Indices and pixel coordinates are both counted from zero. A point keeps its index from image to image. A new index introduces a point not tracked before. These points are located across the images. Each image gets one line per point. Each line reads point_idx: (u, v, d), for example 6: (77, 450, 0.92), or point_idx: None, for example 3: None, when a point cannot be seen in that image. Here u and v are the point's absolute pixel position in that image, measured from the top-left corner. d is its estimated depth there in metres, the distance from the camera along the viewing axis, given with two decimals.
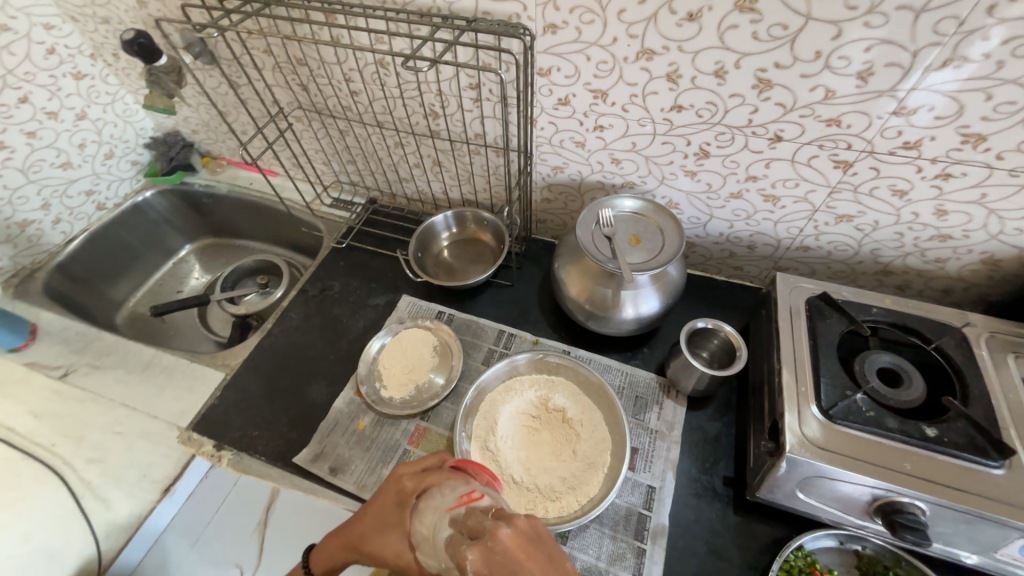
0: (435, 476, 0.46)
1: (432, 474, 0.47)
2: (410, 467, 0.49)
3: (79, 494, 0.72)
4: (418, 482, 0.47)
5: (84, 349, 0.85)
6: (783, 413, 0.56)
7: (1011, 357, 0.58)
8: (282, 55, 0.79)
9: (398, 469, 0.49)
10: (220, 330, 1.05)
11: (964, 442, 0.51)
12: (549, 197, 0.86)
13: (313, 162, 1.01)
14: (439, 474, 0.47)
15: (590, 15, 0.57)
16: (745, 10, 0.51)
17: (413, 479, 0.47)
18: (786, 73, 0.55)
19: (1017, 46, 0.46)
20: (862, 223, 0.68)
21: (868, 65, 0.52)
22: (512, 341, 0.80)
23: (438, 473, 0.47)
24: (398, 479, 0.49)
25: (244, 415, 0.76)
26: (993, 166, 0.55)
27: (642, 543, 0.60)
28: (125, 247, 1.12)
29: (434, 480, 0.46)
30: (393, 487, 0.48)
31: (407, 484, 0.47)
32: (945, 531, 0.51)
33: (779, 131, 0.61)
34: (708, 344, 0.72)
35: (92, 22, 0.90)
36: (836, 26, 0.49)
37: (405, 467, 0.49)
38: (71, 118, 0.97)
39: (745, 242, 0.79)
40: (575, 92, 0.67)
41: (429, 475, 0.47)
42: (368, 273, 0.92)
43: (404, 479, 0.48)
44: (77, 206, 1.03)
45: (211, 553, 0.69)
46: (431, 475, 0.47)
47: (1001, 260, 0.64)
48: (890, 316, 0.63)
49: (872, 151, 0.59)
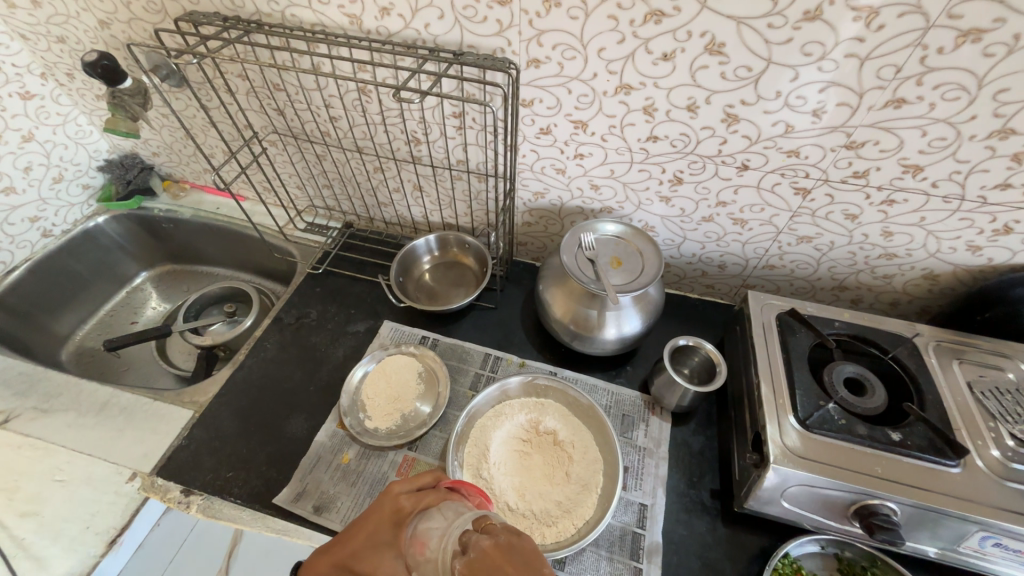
0: (432, 496, 0.47)
1: (429, 494, 0.47)
2: (403, 487, 0.49)
3: (10, 556, 0.63)
4: (416, 500, 0.46)
5: (28, 392, 0.78)
6: (765, 425, 0.59)
7: (956, 363, 0.64)
8: (259, 80, 0.78)
9: (393, 487, 0.48)
10: (182, 363, 0.98)
11: (925, 444, 0.56)
12: (530, 221, 0.87)
13: (287, 186, 0.99)
14: (435, 493, 0.47)
15: (572, 52, 0.60)
16: (714, 52, 0.56)
17: (410, 497, 0.47)
18: (750, 109, 0.60)
19: (945, 91, 0.52)
20: (820, 244, 0.74)
21: (822, 104, 0.57)
22: (499, 364, 0.80)
23: (434, 493, 0.47)
24: (393, 497, 0.47)
25: (215, 456, 0.71)
26: (930, 193, 0.62)
27: (638, 562, 0.60)
28: (72, 277, 1.03)
29: (431, 500, 0.46)
30: (388, 504, 0.46)
31: (406, 502, 0.46)
32: (915, 529, 0.55)
33: (746, 160, 0.66)
34: (689, 361, 0.75)
35: (45, 40, 0.85)
36: (794, 69, 0.55)
37: (400, 486, 0.48)
38: (16, 140, 0.90)
39: (716, 262, 0.83)
40: (557, 122, 0.69)
41: (426, 495, 0.47)
42: (347, 299, 0.90)
43: (399, 498, 0.47)
44: (19, 233, 0.95)
45: None
46: (428, 495, 0.47)
47: (939, 275, 0.72)
48: (850, 329, 0.69)
49: (827, 179, 0.65)
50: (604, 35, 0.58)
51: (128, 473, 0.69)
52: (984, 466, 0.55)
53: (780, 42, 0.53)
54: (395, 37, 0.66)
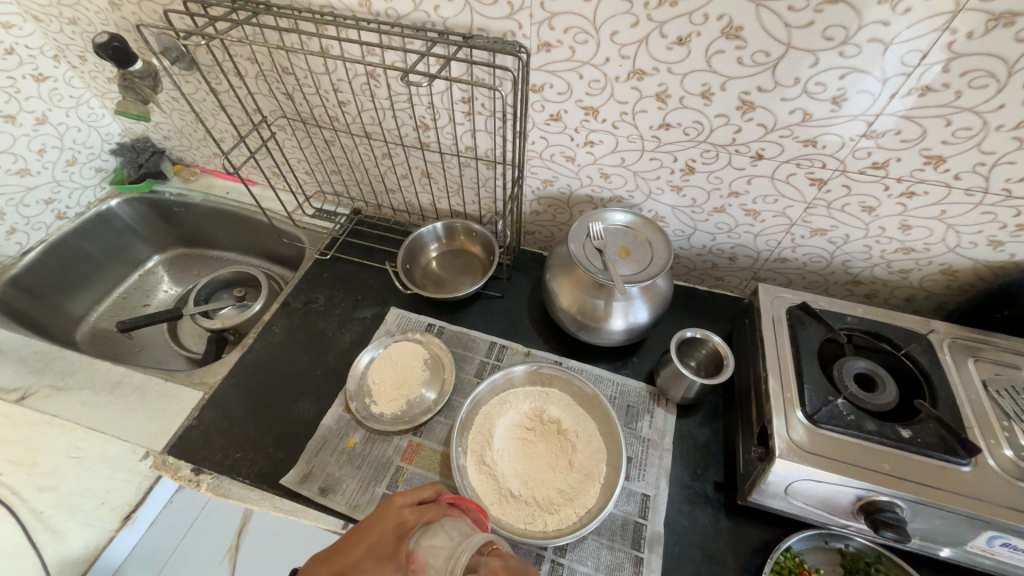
0: (434, 510, 0.48)
1: (432, 509, 0.48)
2: (406, 499, 0.49)
3: (30, 527, 0.66)
4: (420, 514, 0.47)
5: (43, 370, 0.80)
6: (771, 419, 0.58)
7: (971, 361, 0.63)
8: (267, 63, 0.78)
9: (396, 498, 0.48)
10: (193, 346, 1.00)
11: (935, 441, 0.55)
12: (538, 209, 0.87)
13: (296, 171, 0.99)
14: (437, 508, 0.49)
15: (584, 35, 0.59)
16: (731, 36, 0.54)
17: (413, 511, 0.47)
18: (767, 96, 0.58)
19: (973, 78, 0.50)
20: (834, 237, 0.72)
21: (842, 91, 0.55)
22: (504, 353, 0.80)
23: (436, 508, 0.49)
24: (397, 509, 0.47)
25: (225, 436, 0.72)
26: (951, 185, 0.60)
27: (640, 552, 0.61)
28: (85, 259, 1.05)
29: (435, 515, 0.48)
30: (392, 518, 0.46)
31: (409, 516, 0.46)
32: (922, 527, 0.55)
33: (761, 149, 0.64)
34: (696, 353, 0.75)
35: (57, 22, 0.85)
36: (814, 54, 0.53)
37: (404, 498, 0.48)
38: (30, 122, 0.91)
39: (727, 254, 0.82)
40: (567, 109, 0.68)
41: (430, 509, 0.48)
42: (354, 286, 0.90)
43: (404, 510, 0.47)
44: (35, 215, 0.96)
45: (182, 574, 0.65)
46: (431, 509, 0.48)
47: (958, 271, 0.70)
48: (864, 324, 0.67)
49: (844, 170, 0.63)
50: (617, 18, 0.56)
51: (141, 451, 0.71)
52: (995, 466, 0.54)
53: (800, 25, 0.51)
54: (404, 19, 0.65)
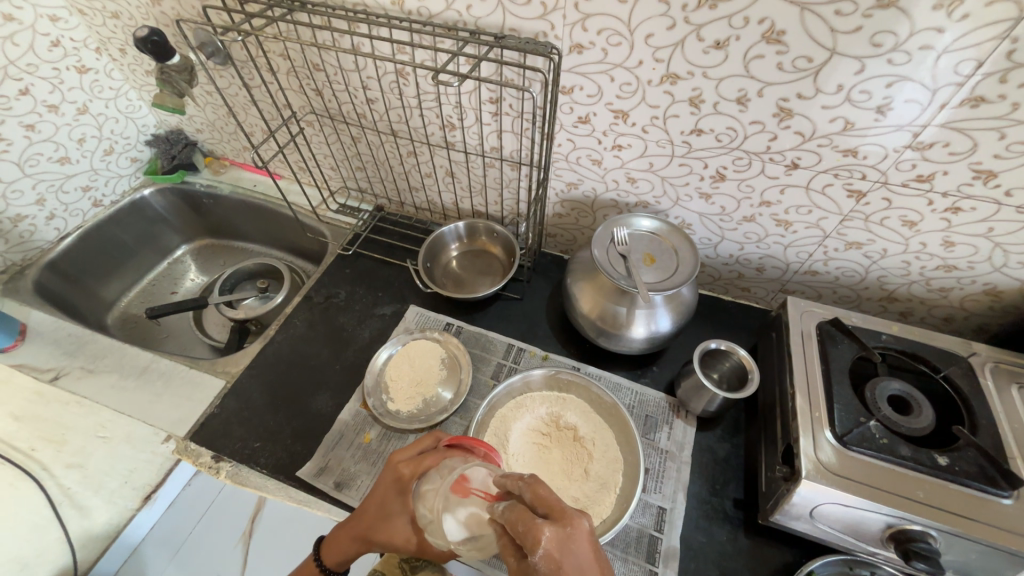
0: (429, 459, 0.52)
1: (427, 457, 0.52)
2: (405, 454, 0.54)
3: (59, 502, 0.69)
4: (416, 465, 0.52)
5: (76, 352, 0.82)
6: (798, 438, 0.56)
7: (1015, 387, 0.60)
8: (299, 60, 0.78)
9: (394, 457, 0.54)
10: (217, 334, 1.02)
11: (975, 471, 0.52)
12: (561, 212, 0.86)
13: (322, 167, 1.00)
14: (433, 456, 0.52)
15: (618, 37, 0.58)
16: (772, 41, 0.52)
17: (410, 464, 0.53)
18: (807, 104, 0.56)
19: None
20: (870, 251, 0.69)
21: (888, 99, 0.53)
22: (522, 356, 0.80)
23: (432, 456, 0.52)
24: (396, 465, 0.53)
25: (245, 426, 0.73)
26: (1001, 202, 0.57)
27: (654, 565, 0.59)
28: (118, 246, 1.08)
29: (430, 463, 0.52)
30: (392, 473, 0.53)
31: (405, 471, 0.52)
32: (957, 560, 0.52)
33: (797, 158, 0.62)
34: (719, 366, 0.73)
35: (101, 17, 0.88)
36: (860, 61, 0.51)
37: (402, 454, 0.54)
38: (72, 112, 0.94)
39: (754, 265, 0.80)
40: (596, 111, 0.67)
41: (424, 459, 0.52)
42: (375, 281, 0.91)
43: (401, 466, 0.53)
44: (72, 202, 0.99)
45: (201, 552, 0.75)
46: (426, 459, 0.52)
47: (1003, 292, 0.66)
48: (899, 344, 0.64)
49: (886, 182, 0.60)
50: (652, 21, 0.55)
51: (164, 436, 0.73)
52: None
53: (847, 30, 0.49)
54: (436, 18, 0.65)
